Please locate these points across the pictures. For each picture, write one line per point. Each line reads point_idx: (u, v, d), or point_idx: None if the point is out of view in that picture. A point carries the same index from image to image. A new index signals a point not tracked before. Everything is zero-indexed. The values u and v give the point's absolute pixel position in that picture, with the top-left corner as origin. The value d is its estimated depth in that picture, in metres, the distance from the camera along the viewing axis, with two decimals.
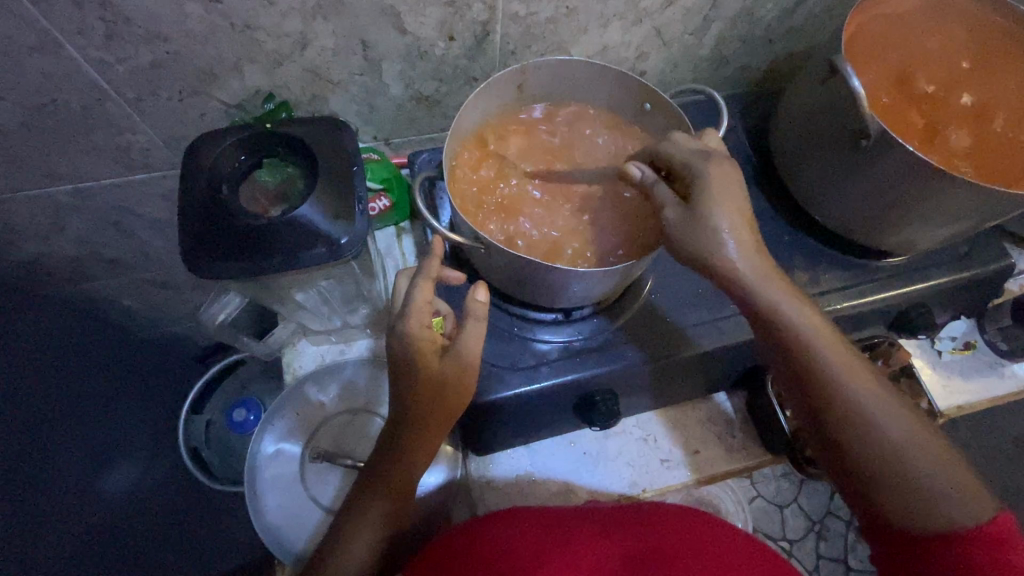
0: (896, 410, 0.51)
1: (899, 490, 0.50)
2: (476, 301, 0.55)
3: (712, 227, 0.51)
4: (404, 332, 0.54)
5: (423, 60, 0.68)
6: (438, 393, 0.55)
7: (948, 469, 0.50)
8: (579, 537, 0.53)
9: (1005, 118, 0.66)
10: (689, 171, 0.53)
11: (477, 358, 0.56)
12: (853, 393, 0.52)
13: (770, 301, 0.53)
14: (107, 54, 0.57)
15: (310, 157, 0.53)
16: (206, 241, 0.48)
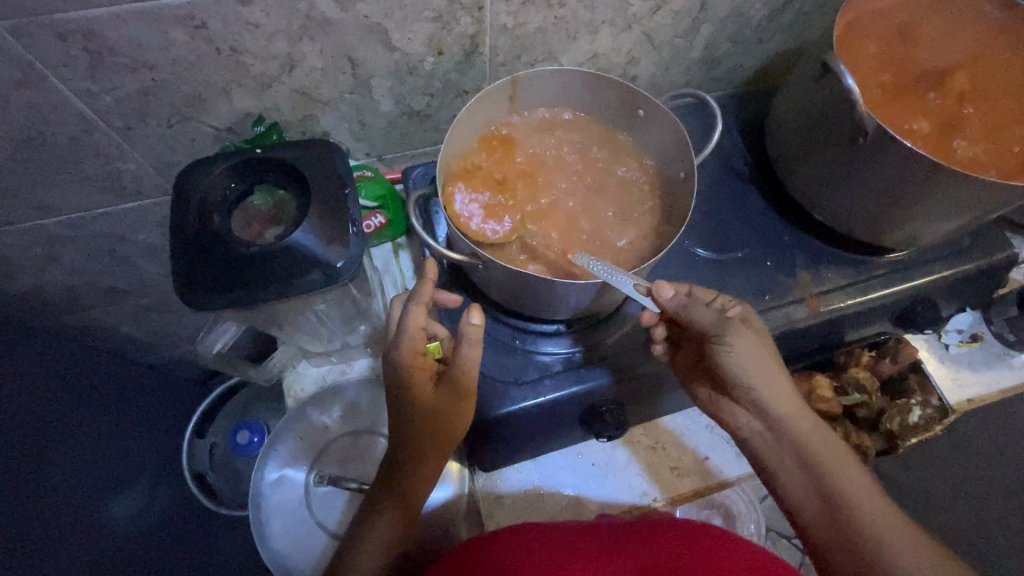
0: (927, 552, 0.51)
1: None
2: (470, 325, 0.52)
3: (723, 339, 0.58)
4: (399, 359, 0.55)
5: (413, 76, 0.67)
6: (432, 420, 0.56)
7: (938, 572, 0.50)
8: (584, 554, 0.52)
9: (1005, 106, 0.65)
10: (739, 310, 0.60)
11: (472, 384, 0.55)
12: (868, 513, 0.53)
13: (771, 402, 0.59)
14: (93, 84, 0.57)
15: (302, 179, 0.50)
16: (197, 273, 0.46)
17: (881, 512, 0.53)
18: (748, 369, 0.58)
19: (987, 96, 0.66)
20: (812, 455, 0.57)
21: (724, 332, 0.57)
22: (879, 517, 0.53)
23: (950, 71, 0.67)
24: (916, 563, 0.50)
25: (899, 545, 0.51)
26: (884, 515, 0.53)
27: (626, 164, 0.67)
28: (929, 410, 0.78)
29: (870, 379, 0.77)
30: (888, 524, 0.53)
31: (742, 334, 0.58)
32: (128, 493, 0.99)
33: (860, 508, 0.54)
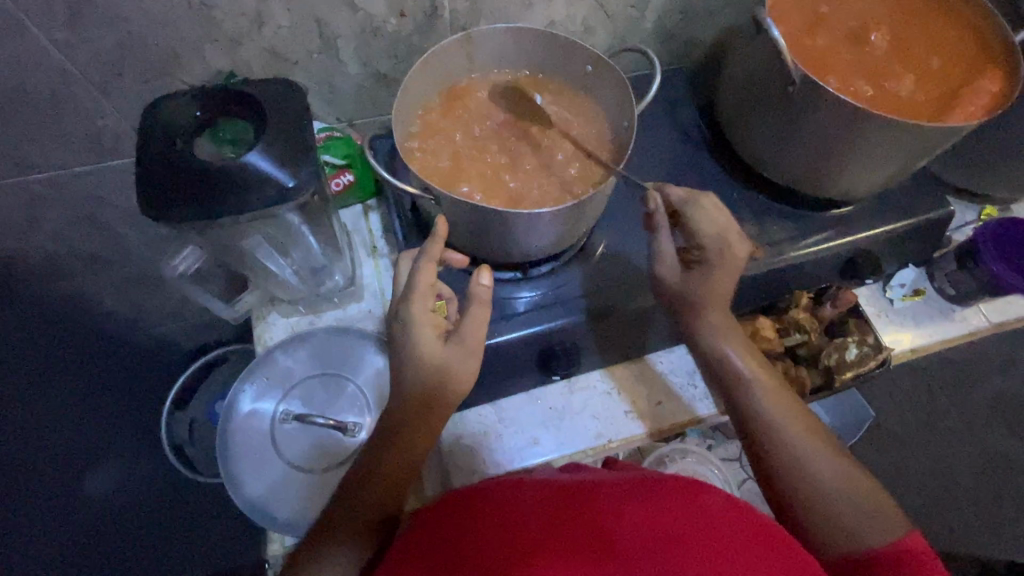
0: (837, 463, 0.58)
1: (806, 501, 0.56)
2: (479, 284, 0.57)
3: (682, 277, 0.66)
4: (408, 315, 0.58)
5: (377, 37, 0.72)
6: (438, 376, 0.57)
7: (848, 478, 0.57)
8: (572, 510, 0.40)
9: (924, 61, 0.70)
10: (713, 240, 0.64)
11: (478, 342, 0.58)
12: (792, 432, 0.60)
13: (715, 333, 0.66)
14: (71, 36, 0.61)
15: (259, 108, 0.53)
16: (161, 188, 0.49)
17: (801, 429, 0.60)
18: (700, 300, 0.66)
19: (915, 50, 0.70)
20: (748, 379, 0.64)
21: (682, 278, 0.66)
22: (798, 431, 0.60)
23: (879, 28, 0.71)
24: (823, 471, 0.57)
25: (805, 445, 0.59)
26: (799, 420, 0.61)
27: (577, 119, 0.71)
28: (863, 351, 0.78)
29: (811, 321, 0.79)
30: (804, 439, 0.59)
31: (705, 270, 0.65)
32: None
33: (781, 420, 0.61)
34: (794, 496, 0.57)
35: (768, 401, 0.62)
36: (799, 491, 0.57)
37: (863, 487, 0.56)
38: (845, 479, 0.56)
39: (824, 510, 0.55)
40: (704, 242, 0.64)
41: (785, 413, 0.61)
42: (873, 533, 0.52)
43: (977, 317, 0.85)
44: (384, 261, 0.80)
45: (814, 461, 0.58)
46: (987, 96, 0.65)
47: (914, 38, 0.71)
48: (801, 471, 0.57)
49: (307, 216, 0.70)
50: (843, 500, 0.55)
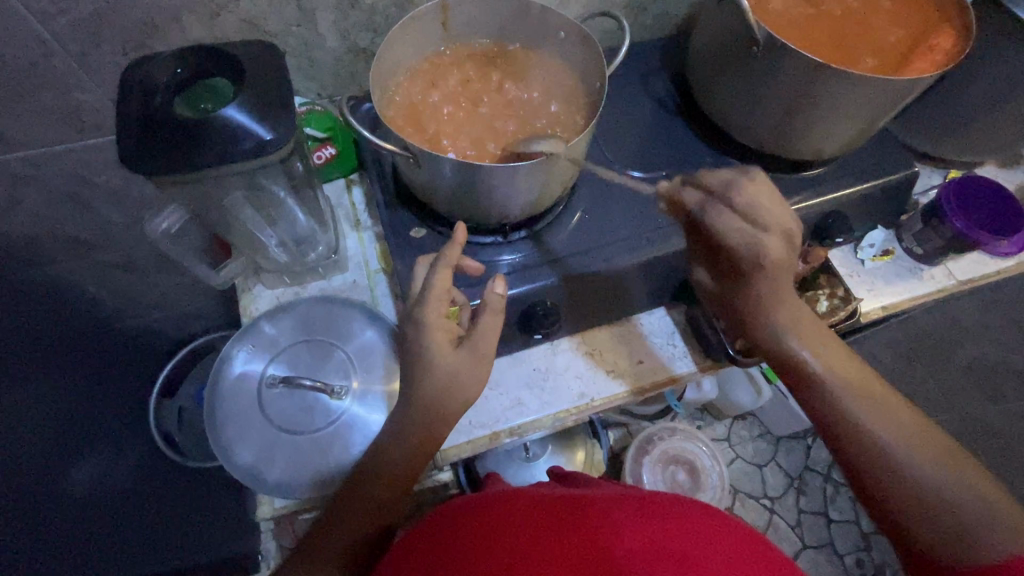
0: (939, 454, 0.54)
1: (911, 504, 0.53)
2: (494, 293, 0.59)
3: (737, 297, 0.63)
4: (422, 318, 0.58)
5: (355, 10, 0.73)
6: (448, 382, 0.57)
7: (956, 470, 0.53)
8: (560, 524, 0.48)
9: (877, 22, 0.73)
10: (750, 252, 0.57)
11: (489, 351, 0.59)
12: (878, 427, 0.56)
13: (784, 331, 0.60)
14: (49, 5, 0.61)
15: (237, 67, 0.54)
16: (144, 142, 0.50)
17: (892, 424, 0.56)
18: (759, 301, 0.61)
19: (869, 12, 0.74)
20: (825, 372, 0.59)
21: (732, 297, 0.63)
22: (889, 425, 0.56)
23: None
24: (923, 466, 0.53)
25: (905, 446, 0.54)
26: (893, 418, 0.56)
27: (551, 84, 0.73)
28: (834, 304, 0.81)
29: None
30: (899, 436, 0.55)
31: (757, 281, 0.60)
32: None
33: (867, 417, 0.56)
34: (902, 505, 0.53)
35: (852, 396, 0.58)
36: (901, 494, 0.53)
37: (977, 484, 0.52)
38: (953, 474, 0.53)
39: (938, 512, 0.52)
40: (735, 249, 0.58)
41: (875, 411, 0.57)
42: (1002, 541, 0.49)
43: (945, 275, 0.89)
44: (367, 232, 0.82)
45: (910, 456, 0.54)
46: (942, 52, 0.69)
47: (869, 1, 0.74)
48: (904, 477, 0.53)
49: (290, 185, 0.71)
50: (956, 497, 0.51)
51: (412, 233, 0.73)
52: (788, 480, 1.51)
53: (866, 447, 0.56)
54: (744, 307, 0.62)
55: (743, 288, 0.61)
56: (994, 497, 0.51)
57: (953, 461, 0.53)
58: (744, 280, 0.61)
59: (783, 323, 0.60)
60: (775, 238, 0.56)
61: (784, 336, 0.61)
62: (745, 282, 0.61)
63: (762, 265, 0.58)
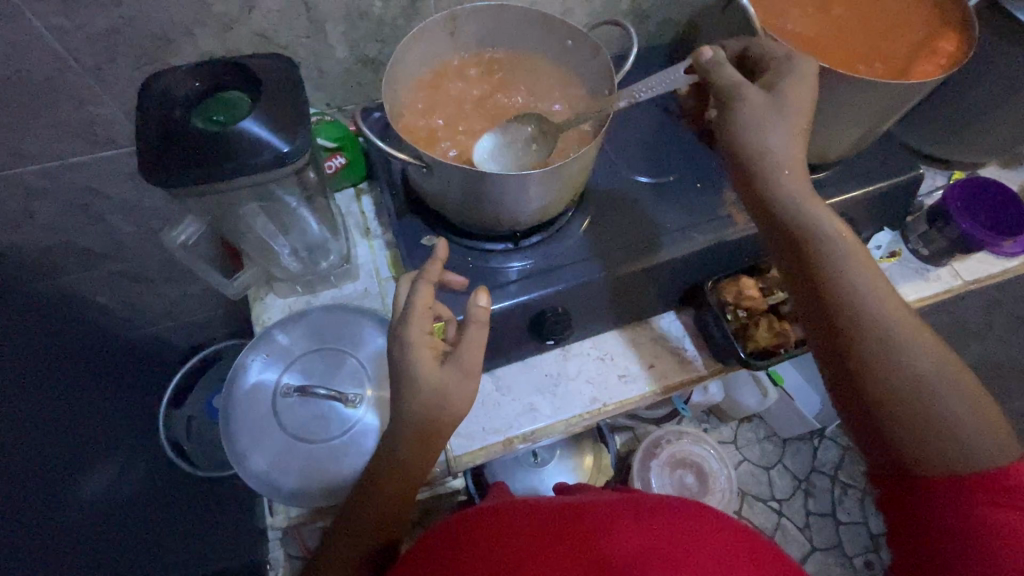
0: (941, 357, 0.56)
1: (905, 397, 0.54)
2: (477, 306, 0.59)
3: (766, 117, 0.59)
4: (408, 337, 0.57)
5: (364, 21, 0.74)
6: (434, 397, 0.57)
7: (954, 376, 0.55)
8: (553, 529, 0.49)
9: (880, 27, 0.74)
10: (783, 61, 0.60)
11: (476, 364, 0.58)
12: (888, 320, 0.56)
13: (806, 205, 0.59)
14: (65, 21, 0.62)
15: (256, 81, 0.55)
16: (164, 153, 0.51)
17: (901, 322, 0.56)
18: (784, 136, 0.59)
19: (872, 17, 0.75)
20: (844, 251, 0.58)
21: (761, 109, 0.59)
22: (899, 321, 0.56)
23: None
24: (925, 365, 0.55)
25: (904, 339, 0.55)
26: (903, 318, 0.57)
27: (559, 92, 0.74)
28: None
29: None
30: (907, 332, 0.56)
31: (791, 88, 0.59)
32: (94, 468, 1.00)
33: (879, 307, 0.56)
34: (890, 397, 0.55)
35: (868, 287, 0.57)
36: (897, 388, 0.55)
37: (960, 384, 0.55)
38: (948, 380, 0.55)
39: (929, 408, 0.54)
40: (772, 57, 0.62)
41: (892, 312, 0.56)
42: (975, 439, 0.52)
43: (950, 276, 0.89)
44: (377, 241, 0.82)
45: (914, 355, 0.55)
46: (945, 56, 0.70)
47: (871, 6, 0.75)
48: (897, 365, 0.55)
49: (302, 195, 0.72)
50: (947, 397, 0.54)
51: (423, 242, 0.74)
52: (796, 482, 1.50)
53: (872, 335, 0.56)
54: (760, 161, 0.60)
55: (772, 109, 0.59)
56: (976, 400, 0.55)
57: (945, 362, 0.55)
58: (773, 95, 0.59)
59: (806, 200, 0.59)
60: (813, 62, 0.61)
61: (805, 209, 0.59)
62: (780, 99, 0.59)
63: (801, 75, 0.59)
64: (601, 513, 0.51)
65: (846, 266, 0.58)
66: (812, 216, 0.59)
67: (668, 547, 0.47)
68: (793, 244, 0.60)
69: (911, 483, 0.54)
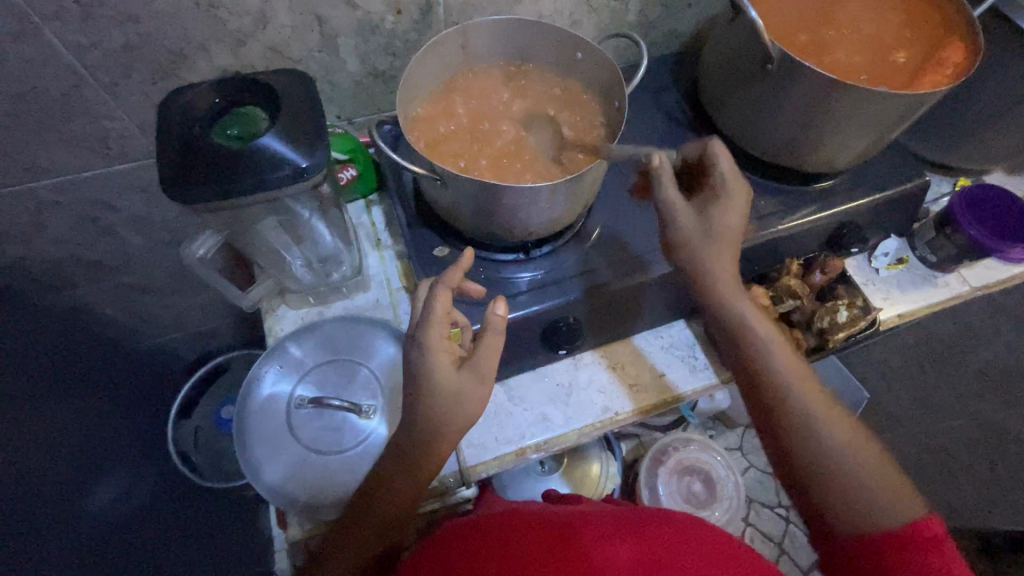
0: (849, 430, 0.61)
1: (813, 469, 0.60)
2: (496, 314, 0.60)
3: (692, 232, 0.64)
4: (426, 342, 0.58)
5: (375, 34, 0.75)
6: (450, 404, 0.57)
7: (860, 450, 0.60)
8: (556, 538, 0.49)
9: (887, 37, 0.75)
10: (713, 175, 0.65)
11: (491, 372, 0.59)
12: (800, 398, 0.62)
13: (730, 297, 0.64)
14: (82, 38, 0.63)
15: (275, 97, 0.56)
16: (186, 168, 0.51)
17: (813, 400, 0.62)
18: (704, 245, 0.64)
19: (878, 28, 0.76)
20: (761, 338, 0.64)
21: (686, 223, 0.64)
22: (809, 399, 0.62)
23: (843, 9, 0.76)
24: (833, 440, 0.60)
25: (817, 411, 0.61)
26: (815, 395, 0.62)
27: (568, 104, 0.75)
28: (854, 313, 0.82)
29: (801, 286, 0.82)
30: (816, 409, 0.61)
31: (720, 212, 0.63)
32: (103, 483, 1.00)
33: (793, 386, 0.62)
34: (799, 466, 0.61)
35: (784, 367, 0.63)
36: (806, 457, 0.60)
37: (868, 456, 0.60)
38: (854, 454, 0.59)
39: (834, 476, 0.59)
40: (716, 178, 0.64)
41: (805, 390, 0.62)
42: (876, 506, 0.57)
43: (958, 282, 0.89)
44: (388, 252, 0.83)
45: (823, 428, 0.61)
46: (952, 66, 0.71)
47: (877, 18, 0.76)
48: (813, 442, 0.60)
49: (314, 207, 0.72)
50: (850, 466, 0.59)
51: (435, 252, 0.74)
52: None
53: (782, 411, 0.62)
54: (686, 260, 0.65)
55: (696, 228, 0.64)
56: (889, 477, 0.58)
57: (851, 433, 0.61)
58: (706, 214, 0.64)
59: (729, 293, 0.65)
60: (739, 179, 0.64)
61: (731, 300, 0.65)
62: (712, 219, 0.64)
63: (728, 199, 0.63)
64: (600, 525, 0.51)
65: (770, 355, 0.63)
66: (735, 304, 0.65)
67: (660, 552, 0.48)
68: (718, 324, 0.66)
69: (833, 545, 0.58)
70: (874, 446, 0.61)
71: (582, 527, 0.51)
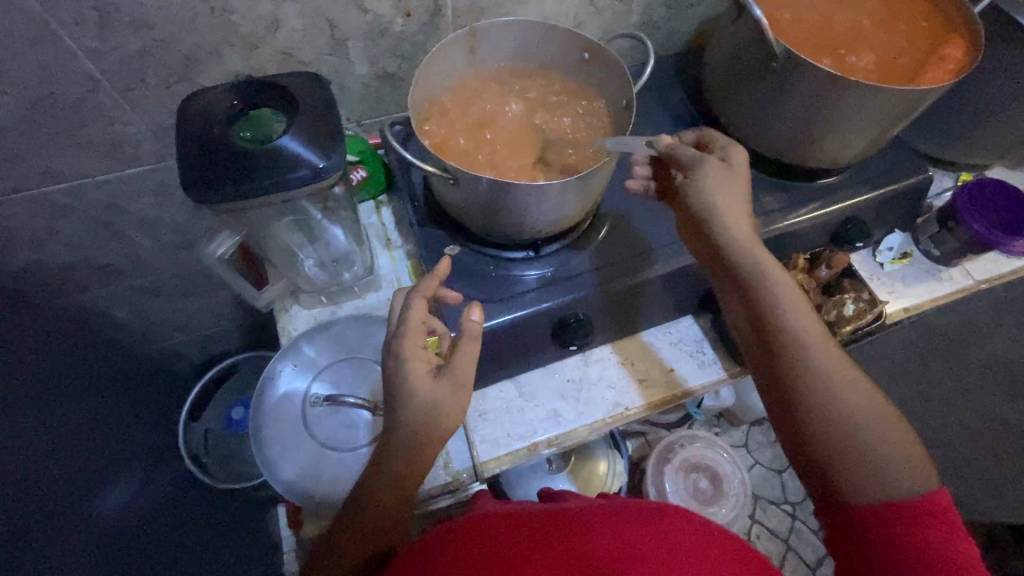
0: (870, 399, 0.59)
1: (836, 438, 0.58)
2: (470, 321, 0.60)
3: (714, 187, 0.62)
4: (405, 350, 0.58)
5: (384, 37, 0.76)
6: (433, 411, 0.58)
7: (880, 420, 0.59)
8: (554, 536, 0.49)
9: (887, 35, 0.76)
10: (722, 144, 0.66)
11: (467, 378, 0.60)
12: (823, 364, 0.59)
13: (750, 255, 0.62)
14: (99, 43, 0.64)
15: (291, 101, 0.58)
16: (204, 169, 0.52)
17: (836, 367, 0.60)
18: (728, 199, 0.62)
19: (879, 26, 0.77)
20: (784, 298, 0.61)
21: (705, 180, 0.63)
22: (833, 366, 0.59)
23: (844, 8, 0.77)
24: (854, 409, 0.58)
25: (839, 377, 0.59)
26: (837, 361, 0.60)
27: (575, 104, 0.76)
28: (860, 306, 0.83)
29: (808, 281, 0.83)
30: (838, 376, 0.59)
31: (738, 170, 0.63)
32: (116, 485, 1.01)
33: (816, 350, 0.60)
34: (821, 436, 0.58)
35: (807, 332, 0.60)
36: (830, 427, 0.58)
37: (888, 426, 0.58)
38: (875, 424, 0.58)
39: (856, 447, 0.57)
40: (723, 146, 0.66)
41: (827, 356, 0.60)
42: (897, 476, 0.56)
43: (962, 275, 0.90)
44: (398, 252, 0.84)
45: (846, 396, 0.58)
46: (953, 62, 0.71)
47: (878, 16, 0.77)
48: (834, 412, 0.58)
49: (325, 208, 0.73)
50: (870, 436, 0.57)
51: (445, 251, 0.75)
52: None
53: (805, 378, 0.59)
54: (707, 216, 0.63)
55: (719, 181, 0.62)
56: (907, 448, 0.58)
57: (872, 403, 0.59)
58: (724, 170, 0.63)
59: (748, 251, 0.62)
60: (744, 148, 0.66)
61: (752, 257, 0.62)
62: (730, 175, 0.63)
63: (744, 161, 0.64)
64: (598, 519, 0.51)
65: (794, 319, 0.61)
66: (757, 263, 0.62)
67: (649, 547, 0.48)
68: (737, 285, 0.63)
69: (847, 518, 0.57)
70: (892, 417, 0.60)
71: (580, 522, 0.51)
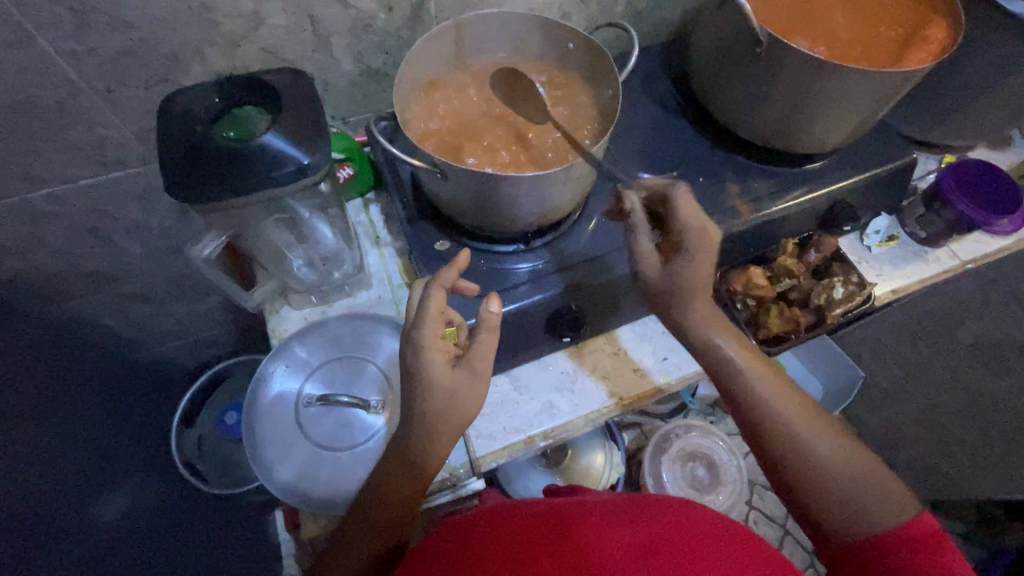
0: (839, 443, 0.61)
1: (811, 485, 0.59)
2: (489, 311, 0.59)
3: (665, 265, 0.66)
4: (422, 340, 0.58)
5: (368, 32, 0.75)
6: (448, 399, 0.58)
7: (852, 460, 0.59)
8: (553, 533, 0.48)
9: (870, 19, 0.77)
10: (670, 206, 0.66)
11: (486, 368, 0.60)
12: (786, 416, 0.62)
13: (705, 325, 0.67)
14: (78, 45, 0.63)
15: (276, 97, 0.57)
16: (188, 167, 0.52)
17: (799, 416, 0.62)
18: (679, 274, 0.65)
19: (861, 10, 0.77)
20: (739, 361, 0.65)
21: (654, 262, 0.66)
22: (794, 415, 0.62)
23: None
24: (822, 454, 0.60)
25: (804, 427, 0.61)
26: (799, 410, 0.63)
27: (562, 94, 0.76)
28: (850, 290, 0.84)
29: (797, 266, 0.84)
30: (802, 425, 0.61)
31: (692, 239, 0.64)
32: (109, 494, 0.99)
33: (776, 404, 0.63)
34: (795, 483, 0.60)
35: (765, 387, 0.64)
36: (802, 474, 0.60)
37: (863, 467, 0.59)
38: (846, 464, 0.59)
39: (830, 490, 0.58)
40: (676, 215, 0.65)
41: (786, 406, 0.63)
42: (877, 512, 0.56)
43: (947, 256, 0.91)
44: (388, 249, 0.84)
45: (813, 440, 0.60)
46: (935, 44, 0.72)
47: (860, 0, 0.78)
48: (806, 461, 0.60)
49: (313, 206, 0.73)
50: (843, 477, 0.58)
51: (436, 247, 0.75)
52: None
53: (770, 432, 0.62)
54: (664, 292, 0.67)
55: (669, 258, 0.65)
56: (884, 482, 0.58)
57: (841, 446, 0.60)
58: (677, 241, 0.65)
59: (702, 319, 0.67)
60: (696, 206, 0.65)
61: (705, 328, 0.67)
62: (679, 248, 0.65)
63: (698, 232, 0.64)
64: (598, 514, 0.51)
65: (744, 369, 0.65)
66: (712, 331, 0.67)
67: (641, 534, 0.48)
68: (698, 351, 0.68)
69: (837, 555, 0.57)
70: (867, 455, 0.60)
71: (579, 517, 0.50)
